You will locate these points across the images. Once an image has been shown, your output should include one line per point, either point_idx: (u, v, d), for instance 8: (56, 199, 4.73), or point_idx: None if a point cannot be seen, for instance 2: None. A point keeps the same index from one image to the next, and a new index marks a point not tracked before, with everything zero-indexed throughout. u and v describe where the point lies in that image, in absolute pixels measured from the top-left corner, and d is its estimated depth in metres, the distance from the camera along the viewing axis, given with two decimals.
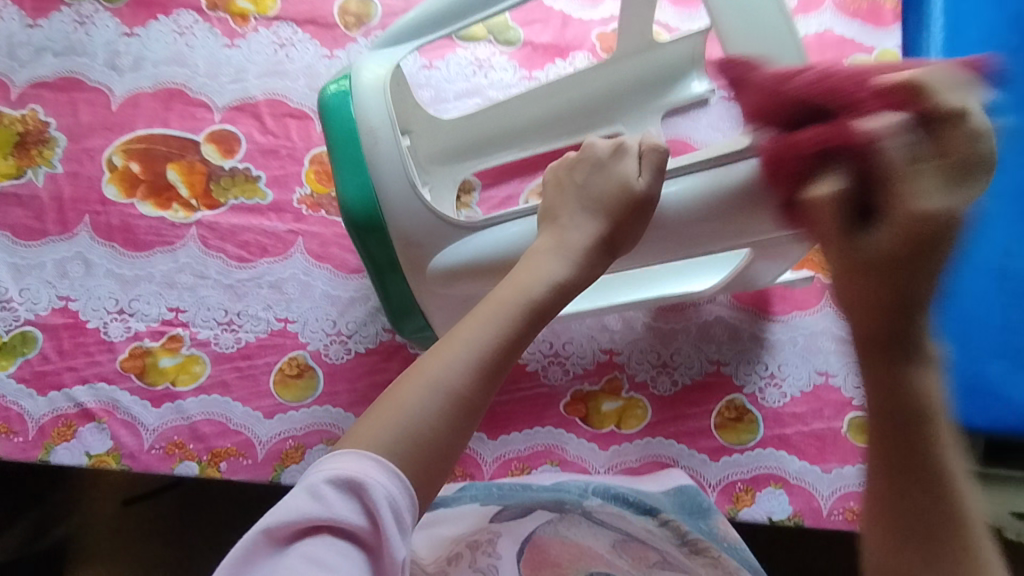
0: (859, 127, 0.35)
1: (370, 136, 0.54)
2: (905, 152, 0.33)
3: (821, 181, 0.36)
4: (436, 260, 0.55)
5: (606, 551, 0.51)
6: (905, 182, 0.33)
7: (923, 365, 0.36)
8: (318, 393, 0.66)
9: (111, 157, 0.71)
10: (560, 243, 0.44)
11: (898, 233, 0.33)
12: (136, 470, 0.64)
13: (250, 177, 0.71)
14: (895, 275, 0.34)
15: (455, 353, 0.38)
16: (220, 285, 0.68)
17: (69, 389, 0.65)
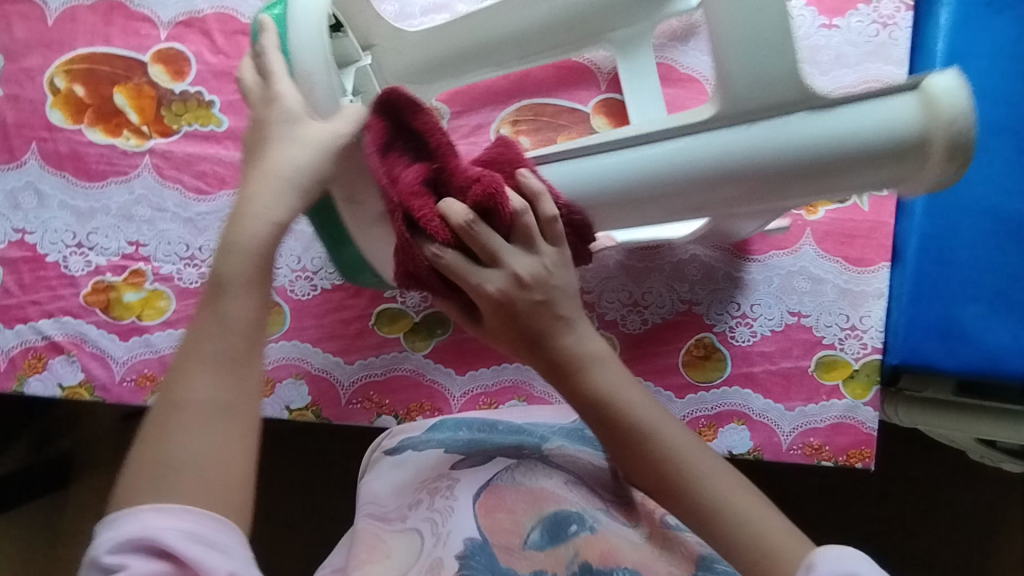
0: (423, 246, 0.43)
1: (305, 82, 0.47)
2: (495, 233, 0.42)
3: (431, 245, 0.43)
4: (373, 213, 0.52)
5: (559, 490, 0.51)
6: (467, 278, 0.43)
7: (586, 378, 0.42)
8: (286, 329, 0.66)
9: (53, 78, 0.66)
10: (281, 188, 0.41)
11: (499, 292, 0.42)
12: (109, 402, 0.65)
13: (202, 102, 0.66)
14: (521, 339, 0.44)
15: (197, 370, 0.36)
16: (178, 219, 0.66)
17: (35, 323, 0.64)
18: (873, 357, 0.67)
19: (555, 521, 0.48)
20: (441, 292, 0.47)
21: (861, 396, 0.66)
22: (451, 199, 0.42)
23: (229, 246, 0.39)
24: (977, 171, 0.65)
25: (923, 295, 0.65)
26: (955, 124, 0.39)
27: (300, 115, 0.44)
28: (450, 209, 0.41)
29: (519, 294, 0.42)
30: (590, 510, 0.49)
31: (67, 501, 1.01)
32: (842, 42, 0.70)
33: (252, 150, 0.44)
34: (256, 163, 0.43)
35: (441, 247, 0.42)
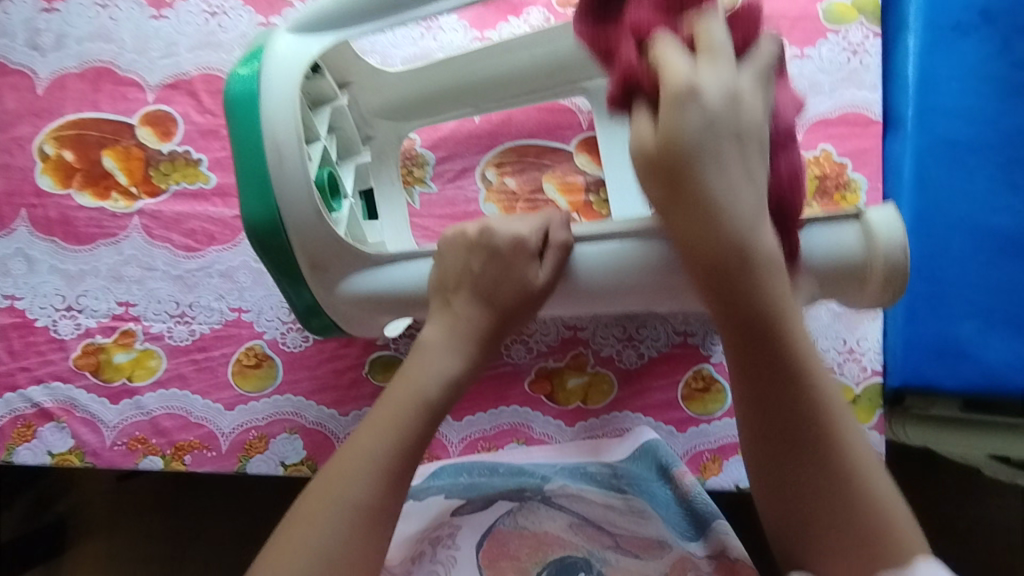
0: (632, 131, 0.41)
1: (274, 148, 0.48)
2: (716, 105, 0.39)
3: (640, 117, 0.41)
4: (344, 284, 0.52)
5: (562, 532, 0.53)
6: (672, 162, 0.39)
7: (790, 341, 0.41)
8: (278, 382, 0.65)
9: (42, 145, 0.67)
10: (449, 334, 0.47)
11: (717, 234, 0.40)
12: (100, 467, 0.63)
13: (190, 161, 0.67)
14: (733, 288, 0.40)
15: (355, 469, 0.43)
16: (168, 277, 0.66)
17: (24, 389, 0.64)
18: (874, 380, 0.66)
19: (561, 566, 0.51)
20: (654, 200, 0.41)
21: (866, 420, 0.65)
22: (669, 42, 0.40)
23: (427, 357, 0.47)
24: (959, 188, 0.66)
25: (918, 315, 0.64)
26: (893, 256, 0.44)
27: (523, 223, 0.48)
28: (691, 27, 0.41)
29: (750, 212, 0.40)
30: (596, 552, 0.52)
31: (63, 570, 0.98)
32: (816, 71, 0.71)
33: (444, 278, 0.49)
34: (457, 295, 0.48)
35: (643, 125, 0.41)
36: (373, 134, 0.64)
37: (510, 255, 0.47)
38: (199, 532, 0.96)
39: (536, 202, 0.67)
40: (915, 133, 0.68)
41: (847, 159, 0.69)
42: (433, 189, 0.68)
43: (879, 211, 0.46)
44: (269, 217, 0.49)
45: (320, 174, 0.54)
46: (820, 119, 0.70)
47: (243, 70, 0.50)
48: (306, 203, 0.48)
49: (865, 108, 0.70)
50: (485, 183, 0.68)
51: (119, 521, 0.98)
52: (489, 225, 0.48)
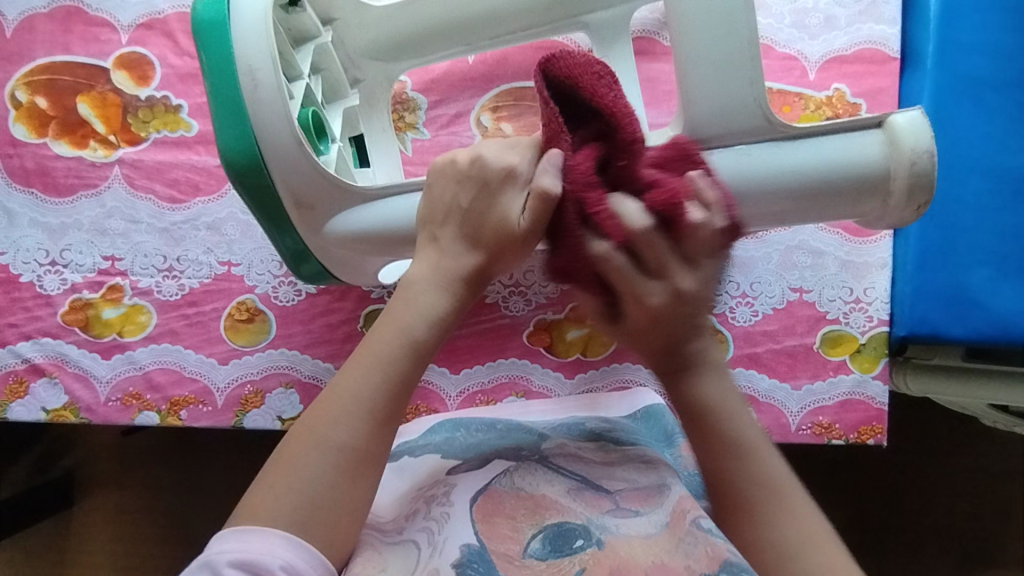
0: (685, 221, 0.40)
1: (249, 77, 0.45)
2: (715, 235, 0.41)
3: (597, 245, 0.40)
4: (331, 223, 0.50)
5: (561, 496, 0.48)
6: (630, 288, 0.41)
7: (702, 380, 0.46)
8: (272, 337, 0.63)
9: (14, 92, 0.64)
10: (437, 272, 0.45)
11: (663, 306, 0.42)
12: (96, 423, 0.63)
13: (170, 107, 0.64)
14: (661, 331, 0.43)
15: (342, 414, 0.41)
16: (153, 230, 0.64)
17: (13, 346, 0.62)
18: (879, 330, 0.65)
19: (558, 532, 0.45)
20: (595, 291, 0.43)
21: (869, 369, 0.64)
22: (623, 197, 0.40)
23: (413, 297, 0.44)
24: (977, 129, 0.63)
25: (928, 263, 0.62)
26: (919, 162, 0.43)
27: (515, 151, 0.44)
28: (630, 222, 0.40)
29: (672, 305, 0.42)
30: (595, 518, 0.46)
31: (71, 523, 0.99)
32: (832, 3, 0.68)
33: (431, 212, 0.46)
34: (448, 228, 0.45)
35: (602, 252, 0.40)
36: (362, 77, 0.60)
37: (490, 194, 0.44)
38: (204, 484, 0.97)
39: None
40: (934, 71, 0.63)
41: (861, 99, 0.66)
42: (426, 135, 0.65)
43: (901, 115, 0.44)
44: (246, 148, 0.46)
45: (304, 114, 0.51)
46: (834, 56, 0.67)
47: None
48: (286, 134, 0.46)
49: (882, 45, 0.67)
50: (481, 129, 0.65)
51: (124, 475, 0.99)
52: (479, 153, 0.45)
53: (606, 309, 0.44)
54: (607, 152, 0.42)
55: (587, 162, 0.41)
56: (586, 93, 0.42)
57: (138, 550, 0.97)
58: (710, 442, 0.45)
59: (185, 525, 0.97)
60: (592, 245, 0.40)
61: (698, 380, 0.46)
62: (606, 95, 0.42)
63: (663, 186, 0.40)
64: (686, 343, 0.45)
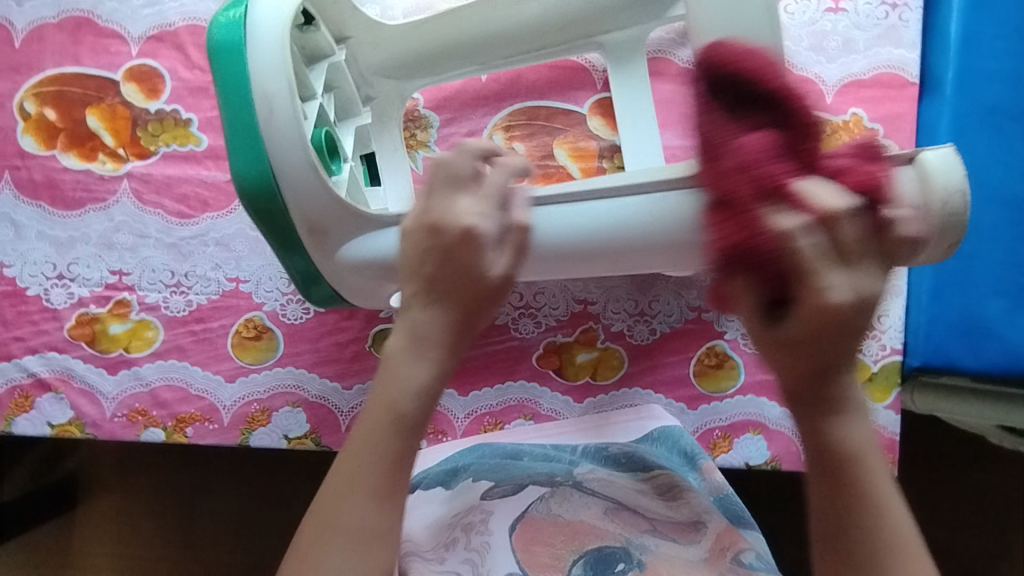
0: (769, 225, 0.32)
1: (265, 104, 0.45)
2: (861, 233, 0.33)
3: (779, 219, 0.32)
4: (345, 249, 0.49)
5: (598, 520, 0.49)
6: (808, 282, 0.32)
7: (847, 422, 0.37)
8: (279, 355, 0.63)
9: (22, 103, 0.63)
10: (414, 337, 0.40)
11: (808, 325, 0.33)
12: (101, 438, 0.62)
13: (179, 121, 0.63)
14: (805, 355, 0.34)
15: (350, 510, 0.38)
16: (161, 245, 0.63)
17: (19, 360, 0.62)
18: (893, 358, 0.64)
19: (598, 557, 0.46)
20: (746, 283, 0.33)
21: (881, 399, 0.63)
22: (815, 179, 0.34)
23: (407, 360, 0.40)
24: (995, 156, 0.62)
25: (944, 293, 0.62)
26: (950, 203, 0.41)
27: (483, 211, 0.40)
28: (822, 203, 0.32)
29: (858, 314, 0.33)
30: (634, 540, 0.47)
31: (72, 526, 0.99)
32: (850, 26, 0.66)
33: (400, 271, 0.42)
34: (417, 288, 0.41)
35: (839, 209, 0.32)
36: (374, 94, 0.60)
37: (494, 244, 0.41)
38: (207, 490, 0.97)
39: (546, 169, 0.63)
40: (953, 98, 0.63)
41: (878, 125, 0.64)
42: (438, 153, 0.64)
43: (933, 151, 0.42)
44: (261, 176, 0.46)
45: (316, 135, 0.50)
46: (852, 80, 0.65)
47: (228, 17, 0.46)
48: (302, 162, 0.45)
49: (900, 69, 0.65)
50: None
51: (126, 480, 0.99)
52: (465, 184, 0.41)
53: (764, 308, 0.34)
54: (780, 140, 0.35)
55: (757, 145, 0.34)
56: (761, 84, 0.35)
57: (139, 556, 0.97)
58: (839, 481, 0.37)
59: (186, 530, 0.97)
60: (721, 224, 0.34)
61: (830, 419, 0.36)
62: (775, 79, 0.35)
63: (855, 170, 0.34)
64: (834, 373, 0.35)
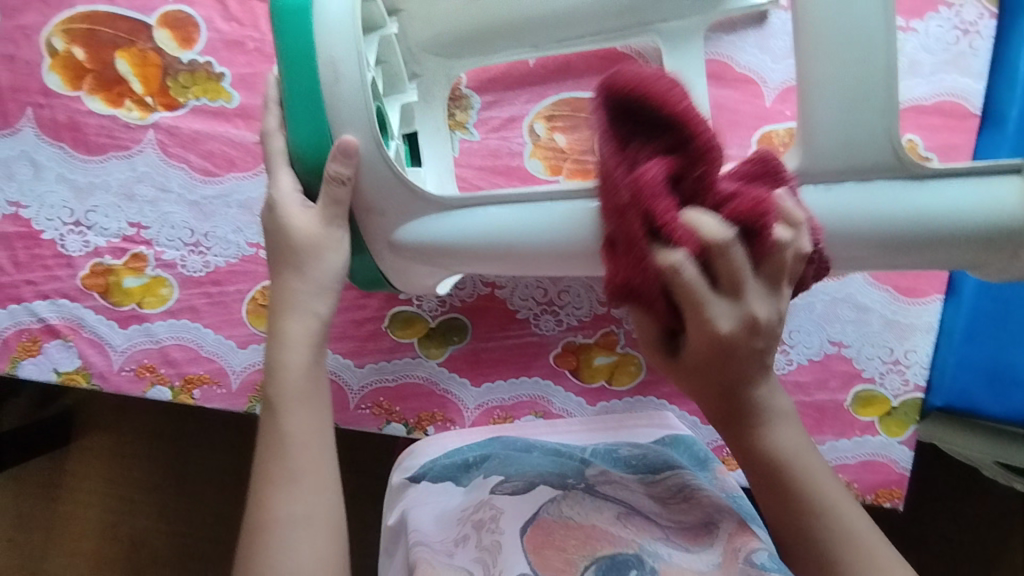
0: (658, 261, 0.34)
1: (330, 70, 0.43)
2: (746, 261, 0.35)
3: (667, 255, 0.34)
4: (398, 232, 0.48)
5: (611, 525, 0.46)
6: (696, 310, 0.35)
7: (761, 429, 0.41)
8: None
9: (51, 39, 0.61)
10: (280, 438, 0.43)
11: (704, 349, 0.37)
12: (106, 391, 0.61)
13: (211, 74, 0.61)
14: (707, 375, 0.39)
15: (279, 467, 0.42)
16: (183, 201, 0.61)
17: (29, 304, 0.61)
18: (914, 395, 0.62)
19: (611, 563, 0.44)
20: (649, 319, 0.38)
21: (897, 434, 0.62)
22: (699, 210, 0.35)
23: (278, 357, 0.45)
24: None
25: (976, 335, 0.61)
26: None
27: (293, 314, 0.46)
28: (699, 229, 0.34)
29: (742, 335, 0.37)
30: (647, 546, 0.45)
31: (66, 466, 0.99)
32: (918, 48, 0.63)
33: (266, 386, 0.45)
34: (275, 401, 0.44)
35: (721, 239, 0.34)
36: (420, 72, 0.57)
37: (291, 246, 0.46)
38: (205, 444, 0.97)
39: (585, 164, 0.60)
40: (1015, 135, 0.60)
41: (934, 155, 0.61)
42: (476, 137, 0.62)
43: None
44: (316, 143, 0.45)
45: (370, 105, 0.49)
46: (913, 104, 0.62)
47: None
48: (365, 133, 0.44)
49: (963, 98, 0.62)
50: (533, 136, 0.61)
51: (123, 425, 0.99)
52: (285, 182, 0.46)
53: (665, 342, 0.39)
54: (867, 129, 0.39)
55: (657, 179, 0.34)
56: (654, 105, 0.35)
57: (131, 501, 0.97)
58: (769, 477, 0.42)
59: (180, 481, 0.97)
60: (619, 265, 0.36)
61: (750, 426, 0.41)
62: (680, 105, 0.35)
63: (743, 196, 0.36)
64: (745, 389, 0.41)
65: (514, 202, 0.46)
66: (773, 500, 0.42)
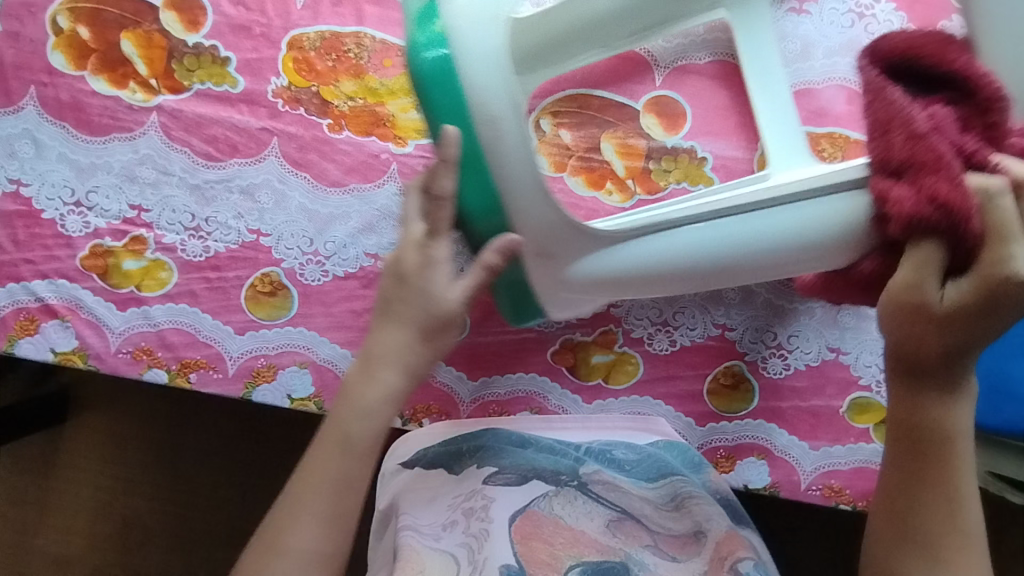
0: (968, 181, 0.40)
1: (491, 128, 0.44)
2: (1015, 212, 0.40)
3: (976, 178, 0.40)
4: (569, 272, 0.49)
5: (600, 533, 0.51)
6: (992, 248, 0.39)
7: (958, 404, 0.43)
8: (292, 314, 0.61)
9: (56, 16, 0.60)
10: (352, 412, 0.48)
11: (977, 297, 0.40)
12: (103, 372, 0.61)
13: (218, 58, 0.61)
14: (957, 344, 0.41)
15: (319, 493, 0.47)
16: (185, 185, 0.61)
17: (28, 283, 0.61)
18: None
19: (596, 568, 0.49)
20: (930, 252, 0.40)
21: None
22: (977, 174, 0.40)
23: (373, 373, 0.48)
24: None
25: None
26: None
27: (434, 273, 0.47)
28: (972, 181, 0.40)
29: (991, 298, 0.39)
30: (633, 555, 0.50)
31: (61, 445, 0.99)
32: None
33: (369, 352, 0.49)
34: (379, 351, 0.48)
35: (992, 188, 0.40)
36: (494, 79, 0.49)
37: (426, 263, 0.47)
38: (199, 428, 0.97)
39: (589, 162, 0.60)
40: None
41: None
42: None
43: None
44: (486, 199, 0.46)
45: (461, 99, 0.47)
46: None
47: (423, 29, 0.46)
48: (534, 183, 0.45)
49: None
50: (539, 132, 0.61)
51: (118, 407, 0.99)
52: (443, 197, 0.45)
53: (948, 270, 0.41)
54: (960, 113, 0.43)
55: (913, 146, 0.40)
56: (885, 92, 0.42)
57: (125, 482, 0.98)
58: (925, 457, 0.44)
59: (173, 463, 0.97)
60: (922, 180, 0.40)
61: (942, 398, 0.43)
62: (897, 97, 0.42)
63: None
64: (966, 358, 0.42)
65: (664, 228, 0.47)
66: (914, 464, 0.44)
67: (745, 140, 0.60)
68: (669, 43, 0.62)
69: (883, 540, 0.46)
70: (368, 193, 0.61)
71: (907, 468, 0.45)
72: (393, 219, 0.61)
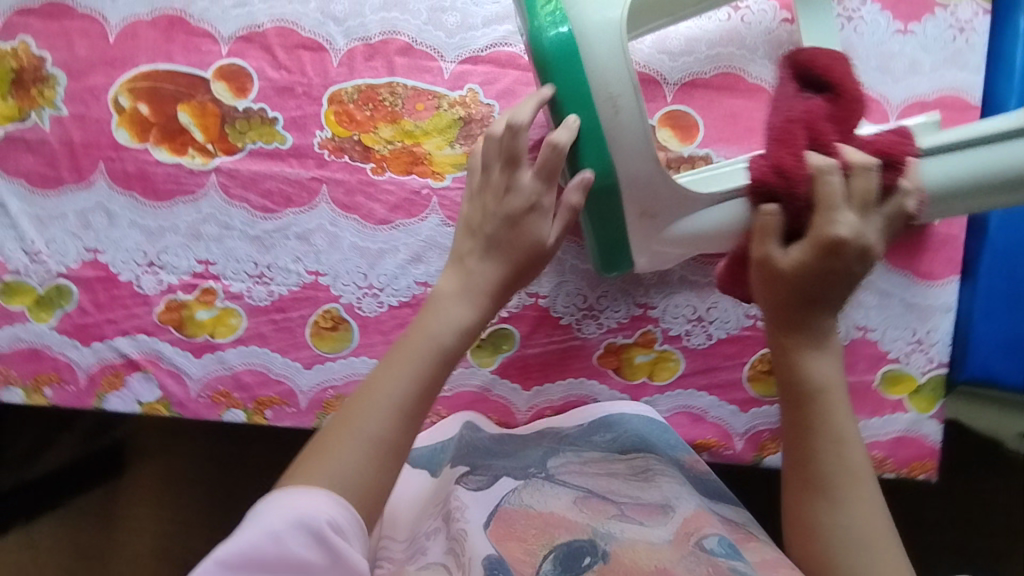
0: (809, 164, 0.48)
1: (612, 107, 0.50)
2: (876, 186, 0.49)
3: (817, 161, 0.48)
4: (669, 229, 0.56)
5: (567, 510, 0.59)
6: (828, 213, 0.48)
7: (810, 348, 0.52)
8: (355, 345, 0.66)
9: (117, 97, 0.66)
10: (433, 323, 0.53)
11: (810, 258, 0.49)
12: (185, 417, 0.66)
13: (266, 119, 0.66)
14: (795, 301, 0.51)
15: (394, 382, 0.49)
16: (246, 237, 0.66)
17: (111, 341, 0.66)
18: (938, 371, 0.66)
19: (568, 551, 0.55)
20: (775, 216, 0.50)
21: (925, 410, 0.66)
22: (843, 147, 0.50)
23: (452, 299, 0.54)
24: None
25: (994, 313, 0.65)
26: None
27: (541, 214, 0.56)
28: (815, 162, 0.48)
29: (854, 251, 0.49)
30: (599, 531, 0.57)
31: (120, 494, 1.03)
32: (917, 49, 0.67)
33: (467, 277, 0.55)
34: (465, 278, 0.56)
35: (823, 168, 0.48)
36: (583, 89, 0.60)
37: (533, 208, 0.56)
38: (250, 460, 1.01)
39: None
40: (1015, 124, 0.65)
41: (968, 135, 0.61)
42: None
43: None
44: (601, 171, 0.53)
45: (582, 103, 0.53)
46: (916, 100, 0.66)
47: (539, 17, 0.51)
48: (645, 157, 0.52)
49: (963, 92, 0.66)
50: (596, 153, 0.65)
51: (168, 446, 1.03)
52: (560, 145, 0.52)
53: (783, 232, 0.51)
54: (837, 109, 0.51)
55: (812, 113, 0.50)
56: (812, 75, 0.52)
57: (188, 521, 1.02)
58: (801, 403, 0.52)
59: (230, 499, 1.01)
60: (776, 153, 0.49)
61: (806, 346, 0.52)
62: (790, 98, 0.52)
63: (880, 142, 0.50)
64: (816, 301, 0.51)
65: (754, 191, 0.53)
66: (807, 417, 0.52)
67: (754, 143, 0.66)
68: (674, 62, 0.67)
69: (799, 496, 0.51)
70: (413, 226, 0.66)
71: (803, 413, 0.52)
72: (438, 248, 0.66)
